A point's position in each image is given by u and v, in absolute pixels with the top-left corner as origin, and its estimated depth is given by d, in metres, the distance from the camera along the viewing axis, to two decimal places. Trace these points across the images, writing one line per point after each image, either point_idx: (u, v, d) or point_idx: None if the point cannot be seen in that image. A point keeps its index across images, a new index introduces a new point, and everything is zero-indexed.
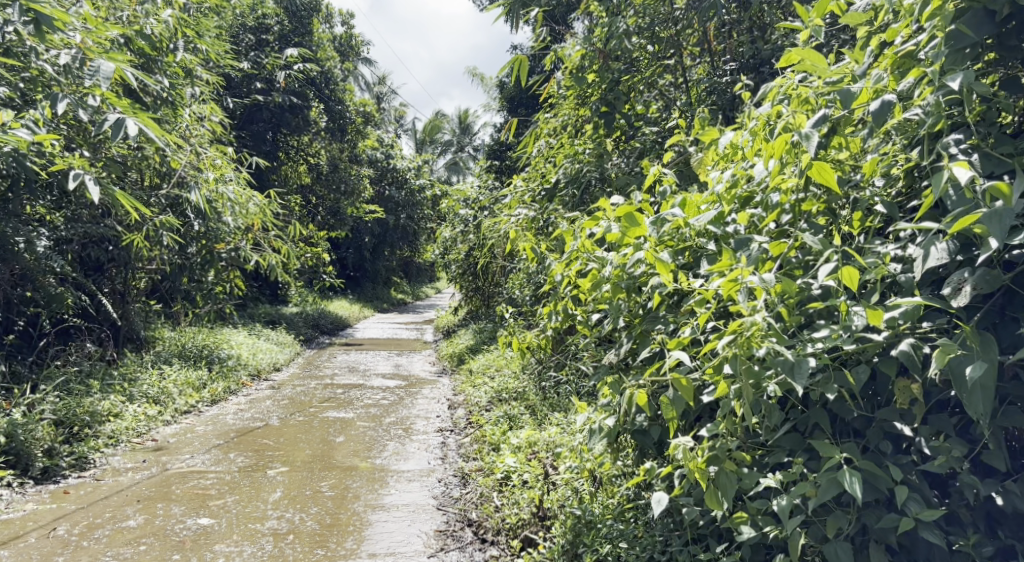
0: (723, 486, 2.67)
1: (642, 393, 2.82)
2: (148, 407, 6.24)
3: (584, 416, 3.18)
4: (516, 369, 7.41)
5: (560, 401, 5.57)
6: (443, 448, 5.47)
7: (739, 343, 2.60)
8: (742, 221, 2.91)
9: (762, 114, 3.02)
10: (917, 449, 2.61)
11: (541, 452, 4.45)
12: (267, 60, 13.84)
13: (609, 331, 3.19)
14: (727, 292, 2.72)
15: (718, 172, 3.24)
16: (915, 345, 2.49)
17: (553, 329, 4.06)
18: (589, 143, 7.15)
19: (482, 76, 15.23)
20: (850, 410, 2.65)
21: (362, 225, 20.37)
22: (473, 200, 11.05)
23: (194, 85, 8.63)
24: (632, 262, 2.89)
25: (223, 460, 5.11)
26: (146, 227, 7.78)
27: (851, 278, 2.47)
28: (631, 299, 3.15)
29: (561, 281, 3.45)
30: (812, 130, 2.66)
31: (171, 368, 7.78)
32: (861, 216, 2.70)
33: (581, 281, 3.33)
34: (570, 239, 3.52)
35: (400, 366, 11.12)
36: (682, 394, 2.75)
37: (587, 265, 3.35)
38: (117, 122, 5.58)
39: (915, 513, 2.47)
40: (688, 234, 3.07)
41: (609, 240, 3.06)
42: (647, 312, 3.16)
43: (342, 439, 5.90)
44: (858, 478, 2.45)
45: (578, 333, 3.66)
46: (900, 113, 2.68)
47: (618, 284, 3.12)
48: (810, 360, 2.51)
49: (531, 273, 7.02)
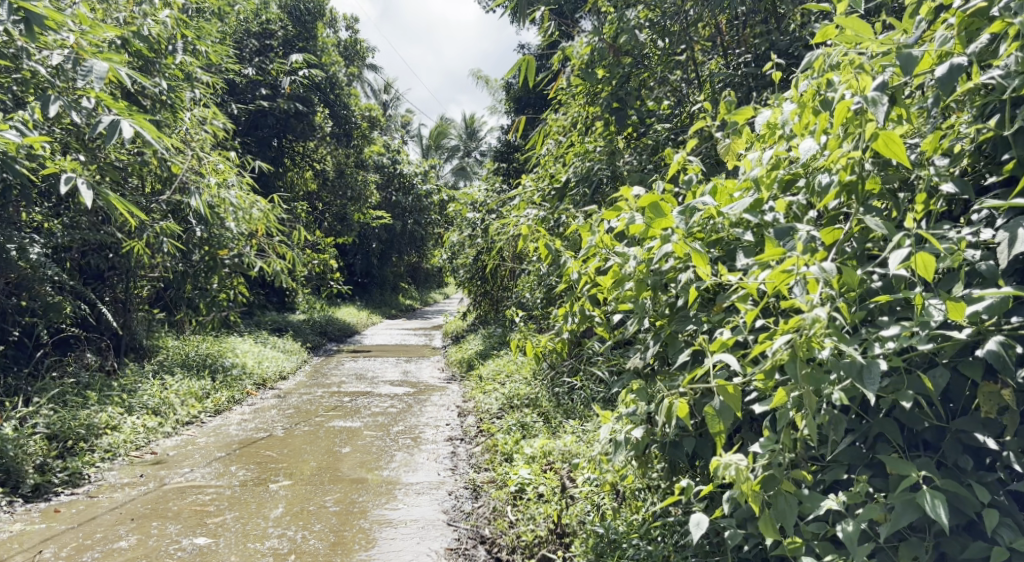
0: (781, 511, 2.44)
1: (683, 404, 2.57)
2: (148, 419, 6.04)
3: (606, 427, 2.96)
4: (528, 374, 7.18)
5: (574, 408, 5.34)
6: (454, 458, 5.25)
7: (798, 344, 2.36)
8: (781, 208, 2.70)
9: (812, 83, 2.80)
10: (1003, 465, 2.39)
11: (556, 463, 4.22)
12: (272, 65, 13.67)
13: (635, 332, 2.97)
14: (777, 284, 2.49)
15: (754, 155, 3.02)
16: (1004, 344, 2.25)
17: (569, 331, 3.83)
18: (600, 140, 6.93)
19: (486, 78, 15.03)
20: (922, 421, 2.44)
21: (369, 231, 20.18)
22: (481, 204, 10.86)
23: (195, 88, 8.45)
24: (660, 256, 2.67)
25: (224, 473, 4.90)
26: (147, 232, 7.61)
27: (928, 265, 2.25)
28: (656, 297, 2.93)
29: (579, 279, 3.23)
30: (878, 94, 2.44)
31: (173, 378, 7.58)
32: (926, 197, 2.48)
33: (601, 279, 3.12)
34: (587, 234, 3.31)
35: (408, 372, 10.91)
36: (729, 403, 2.53)
37: (607, 261, 3.14)
38: (111, 124, 5.39)
39: (1008, 542, 2.26)
40: (721, 224, 2.85)
41: (631, 234, 2.84)
42: (675, 310, 2.94)
43: (348, 450, 5.68)
44: (942, 502, 2.24)
45: (597, 335, 3.45)
46: (976, 76, 2.43)
47: (643, 281, 2.89)
48: (881, 363, 2.29)
49: (542, 274, 6.79)
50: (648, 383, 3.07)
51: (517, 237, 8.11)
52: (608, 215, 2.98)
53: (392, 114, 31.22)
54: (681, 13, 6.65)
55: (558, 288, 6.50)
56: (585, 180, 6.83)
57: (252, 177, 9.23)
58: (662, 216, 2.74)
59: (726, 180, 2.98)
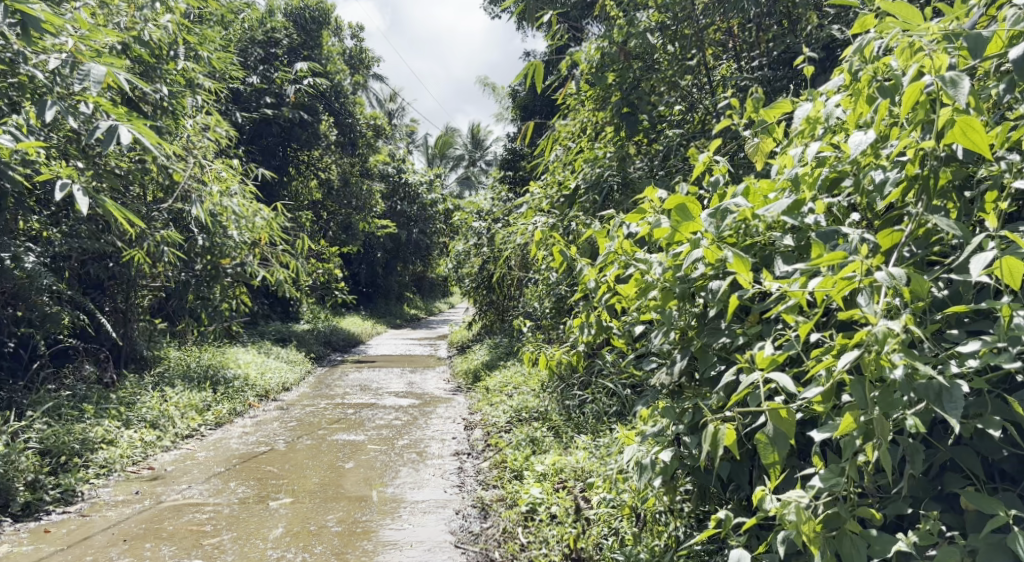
0: (848, 553, 2.27)
1: (731, 429, 2.36)
2: (146, 432, 5.86)
3: (631, 448, 2.79)
4: (536, 386, 7.00)
5: (585, 422, 5.16)
6: (461, 474, 5.06)
7: (867, 363, 2.17)
8: (822, 210, 2.51)
9: (867, 68, 2.60)
10: None
11: (569, 481, 4.04)
12: (276, 73, 13.52)
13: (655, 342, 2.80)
14: (834, 293, 2.29)
15: (788, 154, 2.85)
16: None
17: (582, 343, 3.65)
18: (610, 146, 6.75)
19: (492, 86, 14.88)
20: (1002, 450, 2.27)
21: (374, 240, 20.04)
22: (487, 212, 10.70)
23: (198, 95, 8.28)
24: (690, 261, 2.51)
25: (223, 490, 4.72)
26: (147, 240, 7.46)
27: (1015, 272, 2.06)
28: (683, 308, 2.76)
29: (599, 287, 3.06)
30: (957, 74, 2.19)
31: (174, 390, 7.41)
32: (997, 195, 2.28)
33: (621, 288, 2.94)
34: (605, 240, 3.13)
35: (413, 383, 10.72)
36: (783, 429, 2.33)
37: (628, 269, 2.97)
38: (109, 129, 5.22)
39: None
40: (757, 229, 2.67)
41: (656, 238, 2.68)
42: (704, 321, 2.79)
43: (351, 465, 5.49)
44: None
45: (615, 348, 3.28)
46: None
47: (670, 290, 2.72)
48: (964, 385, 2.10)
49: (552, 283, 6.60)
50: (675, 402, 2.90)
51: (524, 246, 7.93)
52: (629, 218, 2.82)
53: (397, 123, 31.14)
54: (693, 17, 6.47)
55: (568, 298, 6.32)
56: (595, 187, 6.65)
57: (255, 185, 9.07)
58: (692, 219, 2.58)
59: (759, 181, 2.80)
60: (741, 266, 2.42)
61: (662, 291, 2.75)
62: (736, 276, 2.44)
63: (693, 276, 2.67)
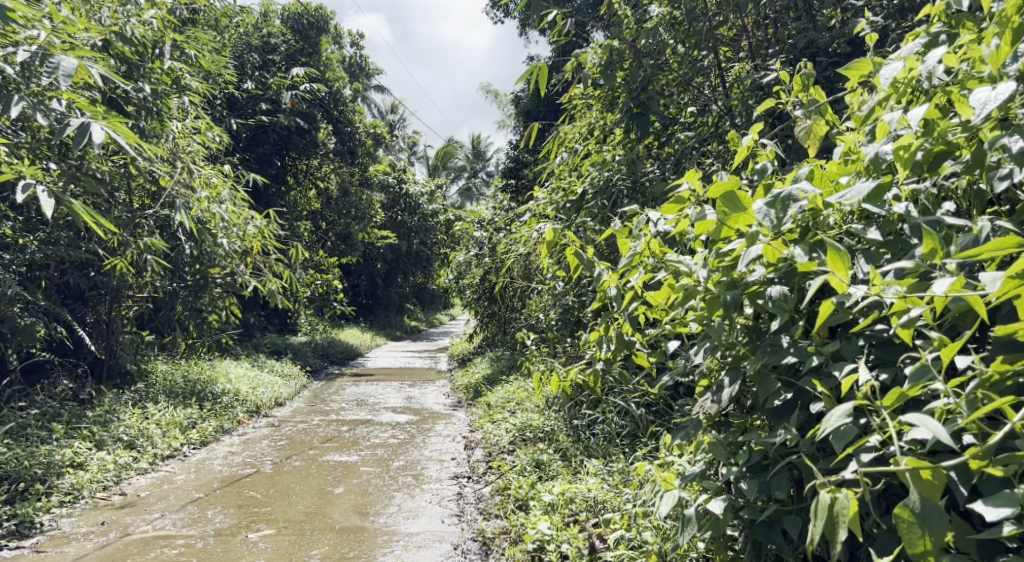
0: None
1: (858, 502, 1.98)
2: (121, 454, 5.45)
3: (672, 496, 2.51)
4: (541, 403, 6.61)
5: (596, 445, 4.74)
6: (460, 501, 4.64)
7: None
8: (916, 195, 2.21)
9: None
10: None
11: (580, 514, 3.64)
12: (272, 78, 13.09)
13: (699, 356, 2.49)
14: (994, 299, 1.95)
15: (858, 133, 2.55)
16: None
17: (600, 360, 3.27)
18: (620, 149, 6.34)
19: (494, 92, 14.51)
20: None
21: (373, 251, 19.65)
22: (489, 222, 10.32)
23: (187, 97, 7.86)
24: (749, 258, 2.21)
25: (198, 520, 4.30)
26: (130, 248, 7.06)
27: None
28: (732, 319, 2.46)
29: (627, 293, 2.73)
30: None
31: (156, 407, 7.00)
32: None
33: (653, 294, 2.63)
34: (626, 239, 2.81)
35: (412, 398, 10.29)
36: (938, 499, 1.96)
37: (659, 273, 2.66)
38: (81, 126, 4.79)
39: None
40: (830, 222, 2.36)
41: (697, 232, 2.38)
42: (758, 333, 2.48)
43: (342, 490, 5.07)
44: None
45: (635, 363, 2.95)
46: None
47: (718, 298, 2.41)
48: None
49: (560, 293, 6.19)
50: (722, 431, 2.63)
51: (529, 255, 7.53)
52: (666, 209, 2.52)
53: (399, 134, 30.80)
54: (708, 11, 5.95)
55: (577, 310, 5.93)
56: (603, 192, 6.26)
57: (246, 191, 8.67)
58: (743, 209, 2.29)
59: (829, 166, 2.47)
60: (835, 264, 2.13)
61: (707, 297, 2.44)
62: (828, 277, 2.16)
63: (748, 279, 2.36)
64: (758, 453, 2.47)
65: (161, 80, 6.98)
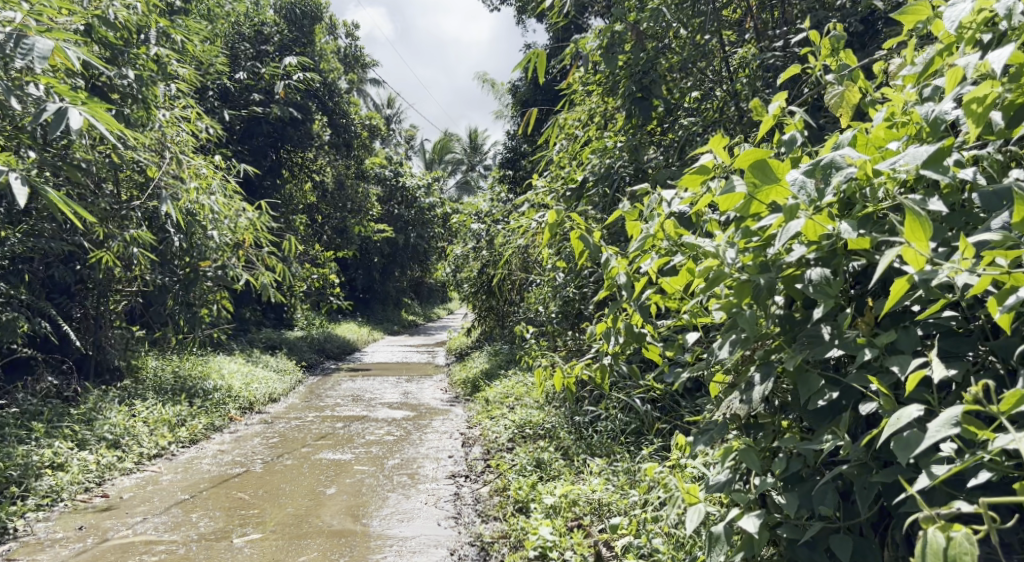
0: None
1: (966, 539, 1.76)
2: (105, 453, 5.23)
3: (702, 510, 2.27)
4: (540, 398, 6.41)
5: (599, 442, 4.52)
6: (457, 502, 4.42)
7: None
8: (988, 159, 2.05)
9: None
10: None
11: (585, 518, 3.44)
12: (265, 68, 12.81)
13: (727, 347, 2.33)
14: None
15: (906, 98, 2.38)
16: None
17: (608, 354, 3.07)
18: (621, 135, 6.10)
19: (491, 82, 14.27)
20: None
21: (370, 245, 19.41)
22: (486, 215, 10.10)
23: (174, 85, 7.60)
24: (789, 234, 2.07)
25: (182, 524, 4.09)
26: (116, 240, 6.83)
27: None
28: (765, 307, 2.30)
29: (642, 279, 2.55)
30: None
31: (144, 404, 6.78)
32: None
33: (671, 279, 2.47)
34: (635, 223, 2.65)
35: (408, 393, 10.08)
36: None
37: (677, 257, 2.49)
38: (58, 111, 4.53)
39: None
40: (873, 195, 2.20)
41: (725, 208, 2.24)
42: (793, 321, 2.34)
43: (334, 490, 4.84)
44: None
45: (649, 358, 2.79)
46: None
47: (750, 282, 2.25)
48: None
49: (561, 284, 5.96)
50: (752, 433, 2.46)
51: (528, 246, 7.31)
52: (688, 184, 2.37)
53: (396, 127, 30.52)
54: None
55: (578, 302, 5.72)
56: (605, 179, 6.03)
57: (236, 182, 8.43)
58: (776, 180, 2.14)
59: (873, 133, 2.30)
60: (915, 234, 1.97)
61: (737, 282, 2.28)
62: (905, 250, 2.00)
63: (785, 260, 2.20)
64: (796, 461, 2.30)
65: (147, 67, 6.73)
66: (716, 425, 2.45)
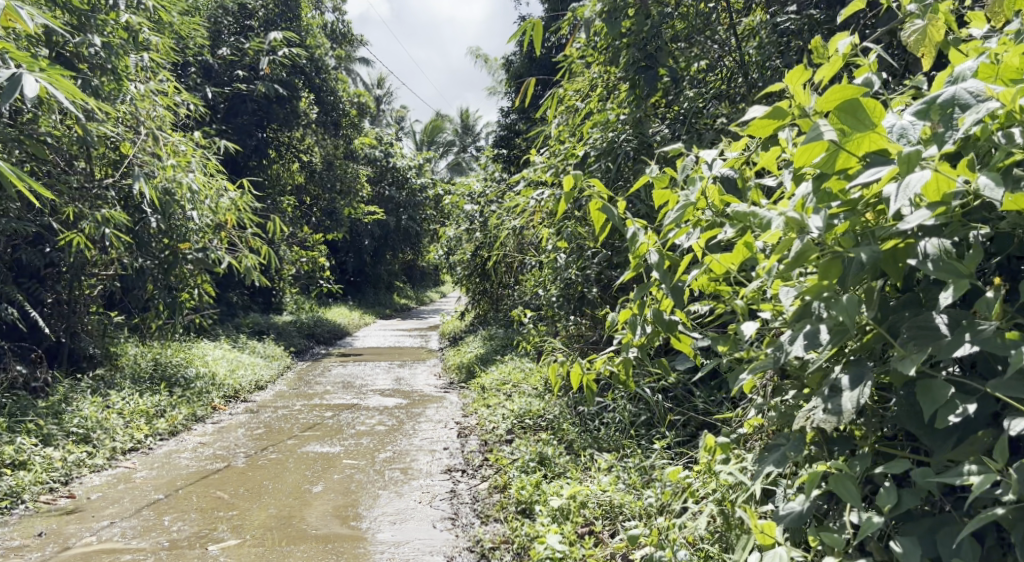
0: None
1: None
2: (74, 449, 4.90)
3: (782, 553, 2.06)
4: (540, 387, 6.09)
5: (607, 436, 4.19)
6: (453, 501, 4.09)
7: None
8: None
9: None
10: None
11: (597, 525, 3.14)
12: (248, 44, 12.36)
13: (800, 342, 2.02)
14: None
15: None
16: None
17: (629, 346, 2.72)
18: (625, 107, 5.75)
19: (482, 57, 13.84)
20: None
21: (360, 227, 18.96)
22: (480, 195, 9.75)
23: (147, 56, 7.17)
24: (910, 191, 1.77)
25: (152, 529, 3.76)
26: (86, 220, 6.47)
27: None
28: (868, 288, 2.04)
29: (687, 256, 2.25)
30: None
31: (119, 394, 6.42)
32: None
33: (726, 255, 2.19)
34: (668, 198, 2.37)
35: (401, 379, 9.75)
36: None
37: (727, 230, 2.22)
38: (12, 78, 4.14)
39: None
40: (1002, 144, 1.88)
41: (804, 160, 1.95)
42: (886, 309, 2.07)
43: (320, 488, 4.50)
44: None
45: (680, 352, 2.49)
46: None
47: (837, 258, 1.97)
48: None
49: (562, 266, 5.61)
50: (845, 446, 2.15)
51: (526, 226, 6.93)
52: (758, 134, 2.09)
53: (386, 107, 29.94)
54: None
55: (580, 283, 5.40)
56: (607, 154, 5.66)
57: (218, 160, 8.05)
58: (872, 126, 1.87)
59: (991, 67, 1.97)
60: None
61: (823, 258, 1.99)
62: None
63: (901, 229, 1.87)
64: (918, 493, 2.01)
65: (116, 35, 6.32)
66: (792, 440, 2.22)
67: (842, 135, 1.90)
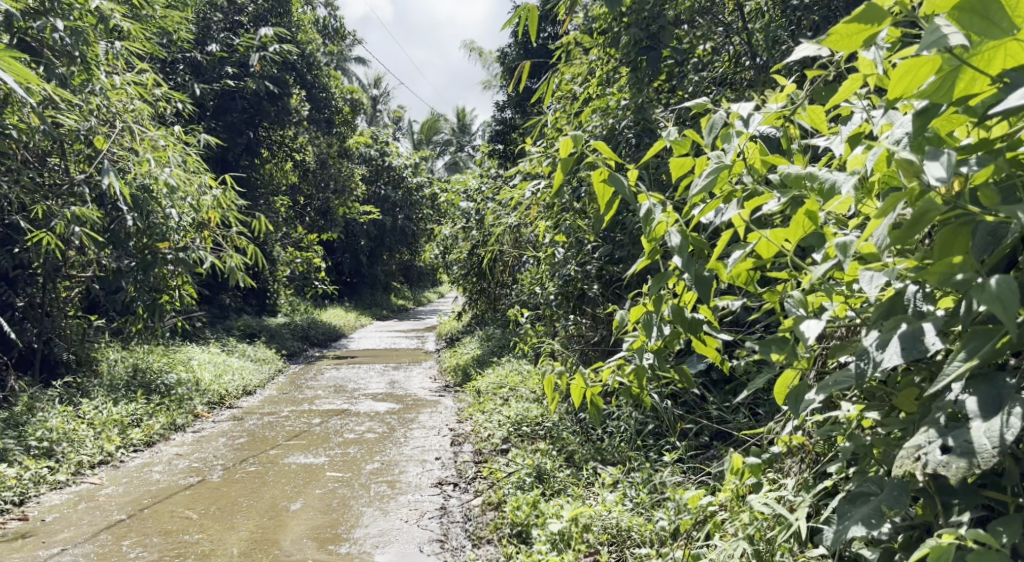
0: None
1: None
2: (33, 464, 4.54)
3: None
4: (538, 391, 5.72)
5: (611, 447, 3.83)
6: (443, 519, 3.71)
7: None
8: None
9: None
10: None
11: (602, 553, 2.78)
12: (238, 39, 11.93)
13: (897, 348, 1.67)
14: None
15: None
16: None
17: (645, 356, 2.36)
18: (626, 93, 5.36)
19: (477, 52, 13.46)
20: None
21: (356, 227, 18.59)
22: (475, 192, 9.36)
23: (121, 45, 6.75)
24: None
25: (106, 556, 3.40)
26: (56, 219, 6.09)
27: None
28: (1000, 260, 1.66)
29: (726, 232, 1.87)
30: None
31: (91, 403, 6.05)
32: None
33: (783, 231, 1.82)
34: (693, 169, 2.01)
35: (395, 382, 9.37)
36: None
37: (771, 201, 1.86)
38: None
39: None
40: None
41: (911, 85, 1.51)
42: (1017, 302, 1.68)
43: (299, 505, 4.12)
44: None
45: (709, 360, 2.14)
46: None
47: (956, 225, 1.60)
48: None
49: (561, 262, 5.24)
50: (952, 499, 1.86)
51: (523, 221, 6.55)
52: (837, 50, 1.61)
53: (383, 107, 29.56)
54: None
55: (579, 280, 5.02)
56: (607, 143, 5.28)
57: (199, 156, 7.65)
58: (1012, 29, 1.42)
59: None
60: None
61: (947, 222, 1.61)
62: None
63: None
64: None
65: (84, 21, 5.93)
66: (888, 492, 1.84)
67: (970, 46, 1.46)
